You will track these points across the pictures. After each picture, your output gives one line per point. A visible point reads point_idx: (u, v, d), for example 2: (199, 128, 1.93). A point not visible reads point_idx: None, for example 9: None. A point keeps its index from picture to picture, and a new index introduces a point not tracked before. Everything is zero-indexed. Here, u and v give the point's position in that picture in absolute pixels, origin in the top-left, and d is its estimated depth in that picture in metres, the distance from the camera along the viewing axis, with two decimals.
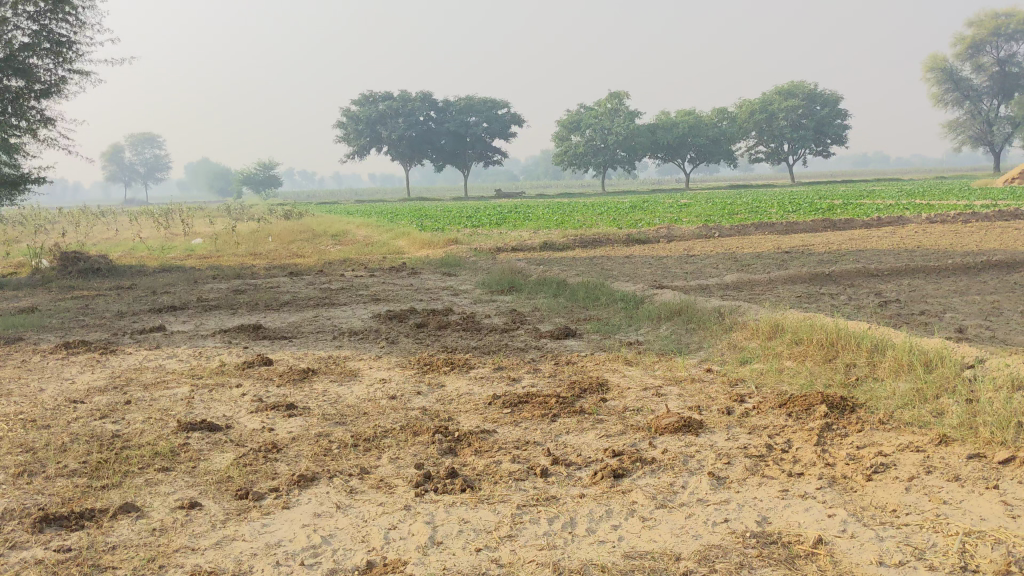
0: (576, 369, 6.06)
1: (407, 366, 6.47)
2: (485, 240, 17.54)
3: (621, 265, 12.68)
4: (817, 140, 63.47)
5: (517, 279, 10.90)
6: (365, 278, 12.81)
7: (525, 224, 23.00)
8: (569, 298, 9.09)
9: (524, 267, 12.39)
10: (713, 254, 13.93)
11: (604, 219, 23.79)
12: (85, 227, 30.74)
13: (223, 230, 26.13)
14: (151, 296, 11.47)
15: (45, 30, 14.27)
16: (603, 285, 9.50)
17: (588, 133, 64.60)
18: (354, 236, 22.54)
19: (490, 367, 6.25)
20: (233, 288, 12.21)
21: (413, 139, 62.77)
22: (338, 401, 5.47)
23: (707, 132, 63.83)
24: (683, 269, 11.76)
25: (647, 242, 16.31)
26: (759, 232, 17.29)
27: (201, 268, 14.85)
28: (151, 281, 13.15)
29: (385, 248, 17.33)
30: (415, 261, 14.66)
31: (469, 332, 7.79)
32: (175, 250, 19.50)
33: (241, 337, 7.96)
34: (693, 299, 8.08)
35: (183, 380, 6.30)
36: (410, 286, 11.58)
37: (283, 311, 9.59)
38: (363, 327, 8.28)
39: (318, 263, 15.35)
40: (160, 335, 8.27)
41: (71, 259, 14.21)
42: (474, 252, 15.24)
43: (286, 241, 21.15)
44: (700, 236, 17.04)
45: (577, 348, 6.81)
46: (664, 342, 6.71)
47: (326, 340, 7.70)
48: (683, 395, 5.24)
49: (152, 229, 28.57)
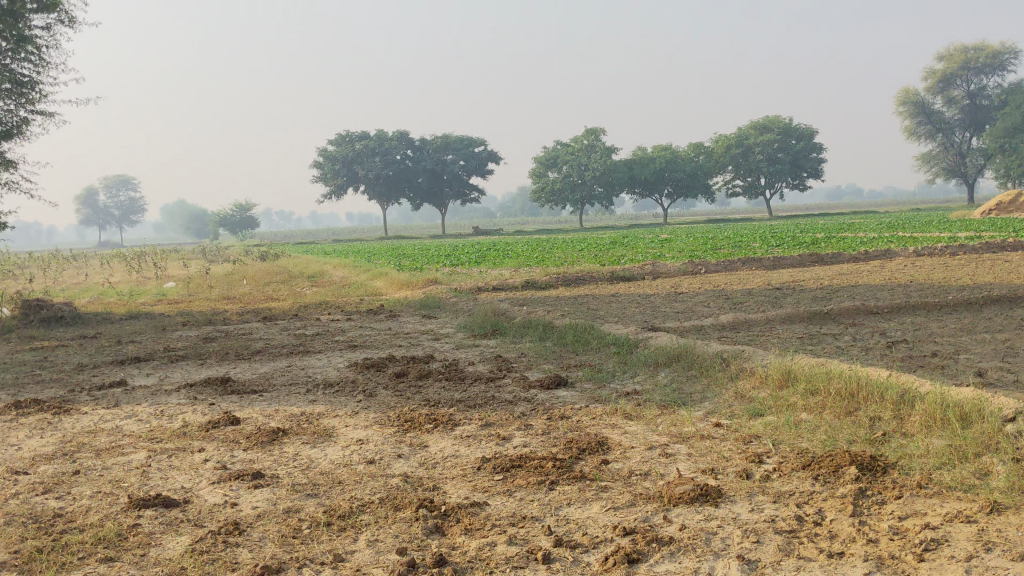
0: (572, 425, 5.54)
1: (386, 423, 5.92)
2: (466, 280, 17.06)
3: (608, 305, 12.21)
4: (793, 173, 63.65)
5: (500, 321, 10.39)
6: (342, 322, 12.27)
7: (505, 262, 22.56)
8: (558, 341, 8.59)
9: (507, 308, 11.89)
10: (701, 291, 13.50)
11: (586, 256, 23.39)
12: (54, 271, 30.08)
13: (196, 272, 25.53)
14: (116, 346, 10.89)
15: (5, 69, 13.77)
16: (592, 328, 9.00)
17: (565, 169, 64.52)
18: (331, 276, 22.01)
19: (477, 423, 5.71)
20: (203, 335, 11.63)
21: (390, 178, 62.39)
22: (310, 467, 4.92)
23: (684, 167, 63.89)
24: (673, 309, 11.30)
25: (632, 280, 15.88)
26: (745, 268, 16.90)
27: (170, 314, 14.28)
28: (118, 329, 12.55)
29: (362, 290, 16.80)
30: (394, 303, 14.14)
31: (453, 382, 7.25)
32: (146, 295, 18.90)
33: (207, 391, 7.38)
34: (690, 342, 7.59)
35: (140, 444, 5.73)
36: (388, 330, 11.03)
37: (254, 361, 9.01)
38: (339, 378, 7.71)
39: (293, 306, 14.80)
40: (120, 392, 7.66)
41: (33, 306, 13.59)
42: (455, 292, 14.74)
43: (261, 284, 20.59)
44: (685, 273, 16.63)
45: (571, 400, 6.27)
46: (665, 392, 6.20)
47: (299, 394, 7.12)
48: (693, 456, 4.73)
49: (124, 273, 27.91)
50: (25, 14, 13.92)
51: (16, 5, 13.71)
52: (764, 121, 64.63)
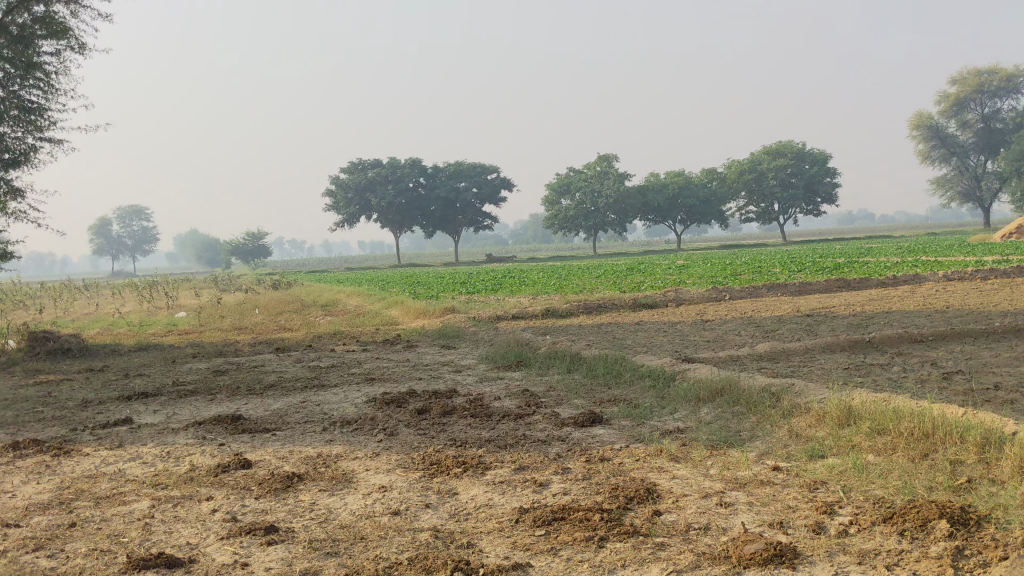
0: (615, 470, 5.06)
1: (410, 466, 5.45)
2: (484, 308, 16.63)
3: (634, 334, 11.74)
4: (808, 198, 63.17)
5: (524, 351, 9.93)
6: (357, 353, 11.83)
7: (523, 289, 22.10)
8: (588, 374, 8.12)
9: (530, 337, 11.43)
10: (729, 319, 13.03)
11: (605, 283, 22.95)
12: (66, 300, 29.81)
13: (208, 302, 25.16)
14: (123, 380, 10.47)
15: (13, 96, 13.46)
16: (622, 358, 8.53)
17: (578, 196, 64.22)
18: (345, 305, 21.62)
19: (510, 467, 5.23)
20: (214, 368, 11.20)
21: (403, 206, 62.16)
22: (329, 519, 4.45)
23: (698, 192, 63.51)
24: (704, 338, 10.83)
25: (656, 307, 15.41)
26: (771, 294, 16.40)
27: (181, 345, 13.87)
28: (126, 362, 12.13)
29: (378, 319, 16.38)
30: (410, 332, 13.69)
31: (480, 420, 6.77)
32: (157, 326, 18.53)
33: (217, 430, 6.92)
34: (732, 374, 7.12)
35: (143, 491, 5.27)
36: (407, 362, 10.57)
37: (267, 396, 8.54)
38: (357, 415, 7.24)
39: (307, 336, 14.38)
40: (125, 431, 7.21)
41: (39, 338, 13.20)
42: (474, 321, 14.29)
43: (274, 313, 20.20)
44: (710, 299, 16.15)
45: (609, 440, 5.79)
46: (712, 432, 5.71)
47: (314, 433, 6.65)
48: (755, 507, 4.25)
49: (136, 304, 27.59)
50: (34, 40, 13.61)
51: (25, 31, 13.42)
52: (777, 146, 64.27)
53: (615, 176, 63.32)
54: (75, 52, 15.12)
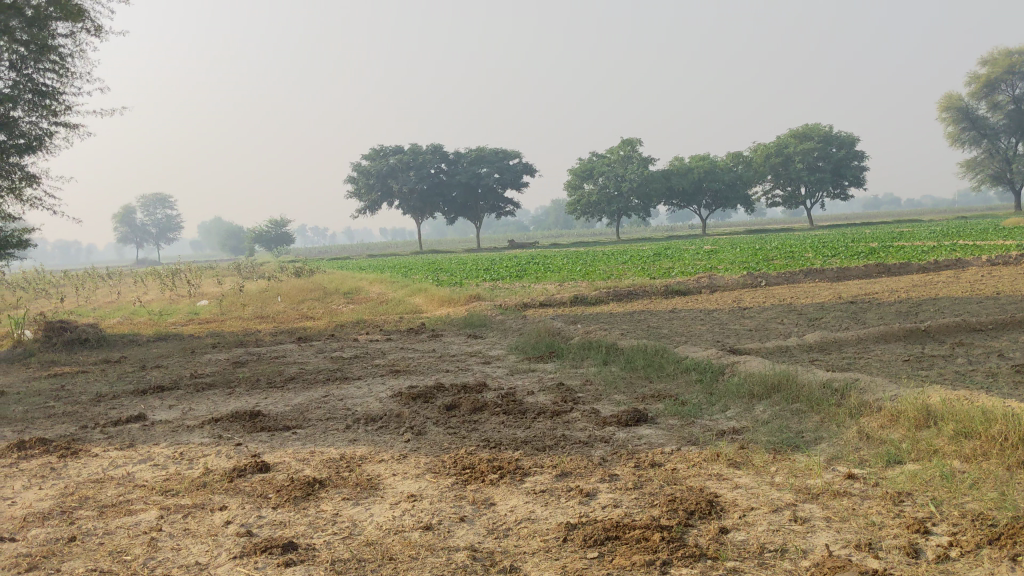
0: (668, 477, 4.57)
1: (441, 470, 4.98)
2: (510, 295, 16.14)
3: (670, 323, 11.21)
4: (835, 182, 62.15)
5: (556, 341, 9.44)
6: (381, 343, 11.39)
7: (549, 276, 21.61)
8: (627, 366, 7.62)
9: (561, 326, 10.94)
10: (768, 306, 12.49)
11: (633, 269, 22.42)
12: (88, 289, 29.58)
13: (230, 289, 24.80)
14: (139, 372, 10.06)
15: (28, 80, 13.08)
16: (663, 350, 8.03)
17: (601, 180, 63.53)
18: (367, 293, 21.16)
19: (551, 473, 4.75)
20: (234, 359, 10.79)
21: (425, 192, 61.69)
22: (354, 535, 3.99)
23: (723, 176, 62.61)
24: (745, 327, 10.31)
25: (689, 294, 14.87)
26: (808, 281, 15.81)
27: (200, 334, 13.47)
28: (144, 353, 11.74)
29: (401, 307, 15.94)
30: (436, 321, 13.24)
31: (514, 417, 6.29)
32: (178, 315, 18.19)
33: (234, 428, 6.48)
34: (787, 367, 6.61)
35: (151, 498, 4.83)
36: (433, 352, 10.11)
37: (287, 390, 8.10)
38: (383, 411, 6.78)
39: (330, 325, 13.95)
40: (137, 429, 6.78)
41: (56, 328, 12.84)
42: (502, 310, 13.81)
43: (295, 301, 19.79)
44: (745, 286, 15.58)
45: (658, 442, 5.30)
46: (772, 435, 5.22)
47: (336, 432, 6.19)
48: (835, 524, 3.77)
49: (157, 292, 27.30)
50: (48, 22, 13.21)
51: (40, 13, 13.02)
52: (804, 129, 63.25)
53: (639, 160, 62.58)
54: (91, 35, 14.73)
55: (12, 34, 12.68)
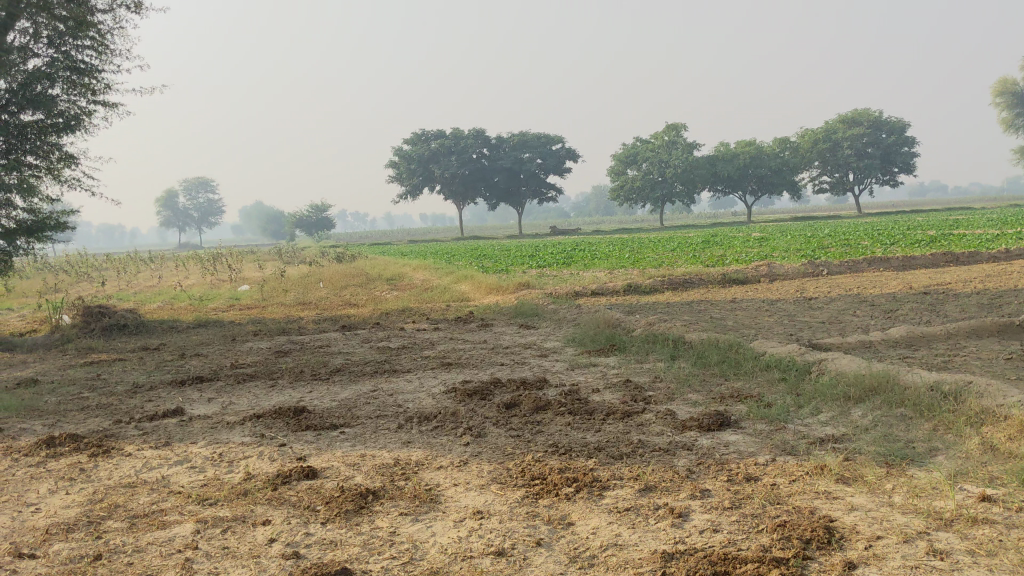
0: (770, 497, 4.00)
1: (507, 481, 4.45)
2: (560, 283, 15.59)
3: (735, 314, 10.59)
4: (885, 168, 60.77)
5: (617, 334, 8.89)
6: (429, 333, 10.90)
7: (597, 263, 21.01)
8: (698, 363, 7.05)
9: (619, 317, 10.38)
10: (836, 298, 11.81)
11: (683, 256, 21.75)
12: (130, 272, 29.51)
13: (271, 275, 24.50)
14: (178, 361, 9.68)
15: (66, 58, 12.76)
16: (737, 344, 7.44)
17: (645, 166, 62.65)
18: (411, 280, 20.74)
19: (633, 488, 4.20)
20: (276, 348, 10.36)
21: (466, 177, 61.25)
22: (414, 562, 3.46)
23: (769, 162, 61.42)
24: (817, 320, 9.66)
25: (747, 284, 14.21)
26: (872, 270, 15.07)
27: (241, 321, 13.10)
28: (184, 340, 11.36)
29: (447, 294, 15.46)
30: (485, 310, 12.74)
31: (581, 418, 5.75)
32: (220, 300, 17.89)
33: (277, 426, 6.00)
34: (882, 366, 6.00)
35: (187, 509, 4.35)
36: (484, 343, 9.60)
37: (333, 383, 7.62)
38: (437, 409, 6.27)
39: (374, 313, 13.48)
40: (173, 425, 6.33)
41: (94, 314, 12.52)
42: (553, 298, 13.25)
43: (338, 287, 19.39)
44: (806, 275, 14.88)
45: (748, 451, 4.73)
46: (881, 445, 4.62)
47: (387, 432, 5.68)
48: (983, 560, 3.18)
49: (198, 276, 27.10)
50: None
51: None
52: (853, 115, 61.86)
53: (683, 145, 61.62)
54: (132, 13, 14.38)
55: (51, 10, 12.35)
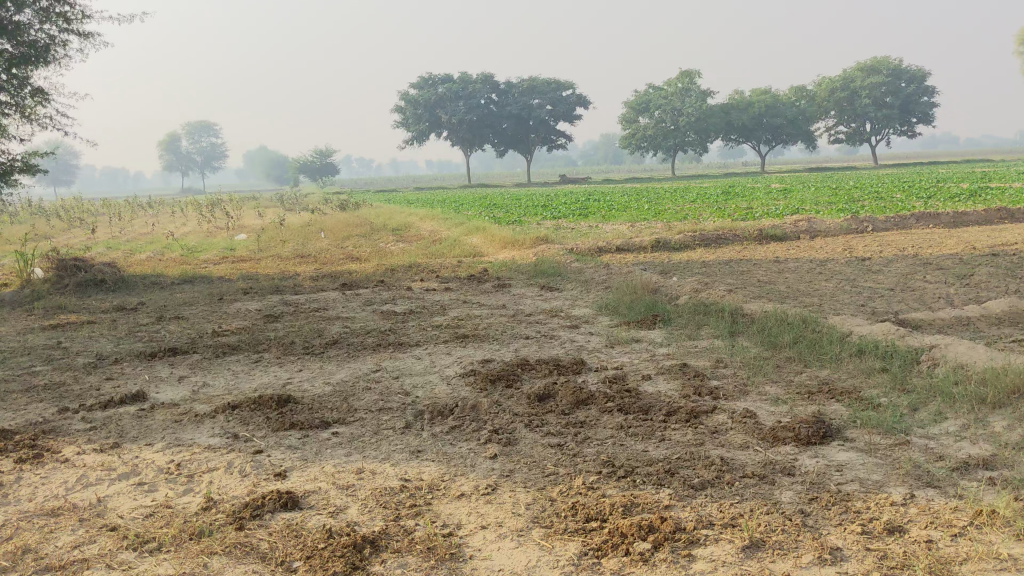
0: (935, 565, 2.81)
1: (553, 523, 3.27)
2: (582, 237, 14.32)
3: (786, 278, 9.35)
4: (903, 118, 58.95)
5: (659, 302, 7.66)
6: (440, 295, 9.68)
7: (617, 215, 19.70)
8: (768, 345, 5.85)
9: (657, 279, 9.14)
10: (895, 259, 10.56)
11: (709, 209, 20.42)
12: (126, 220, 28.27)
13: (270, 223, 23.23)
14: (154, 326, 8.49)
15: None
16: (811, 320, 6.20)
17: (657, 114, 60.86)
18: (417, 230, 19.50)
19: (732, 545, 3.01)
20: (267, 311, 9.16)
21: (474, 123, 59.58)
22: None
23: (786, 111, 59.53)
24: (884, 287, 8.44)
25: (788, 242, 12.94)
26: (921, 228, 13.77)
27: (231, 277, 11.88)
28: (166, 300, 10.16)
29: (458, 248, 14.21)
30: (500, 268, 11.51)
31: (636, 420, 4.55)
32: (213, 252, 16.68)
33: (256, 424, 4.82)
34: (1012, 357, 4.77)
35: (117, 560, 3.18)
36: (503, 309, 8.38)
37: (328, 360, 6.42)
38: (453, 401, 5.07)
39: (378, 269, 12.26)
40: (130, 416, 5.16)
41: (69, 268, 11.32)
42: (575, 256, 12.00)
43: (341, 238, 18.15)
44: (851, 233, 13.62)
45: (873, 482, 3.54)
46: None
47: (391, 436, 4.50)
48: None
49: (195, 225, 25.84)
50: None
51: None
52: (873, 63, 59.85)
53: (697, 93, 59.72)
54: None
55: None
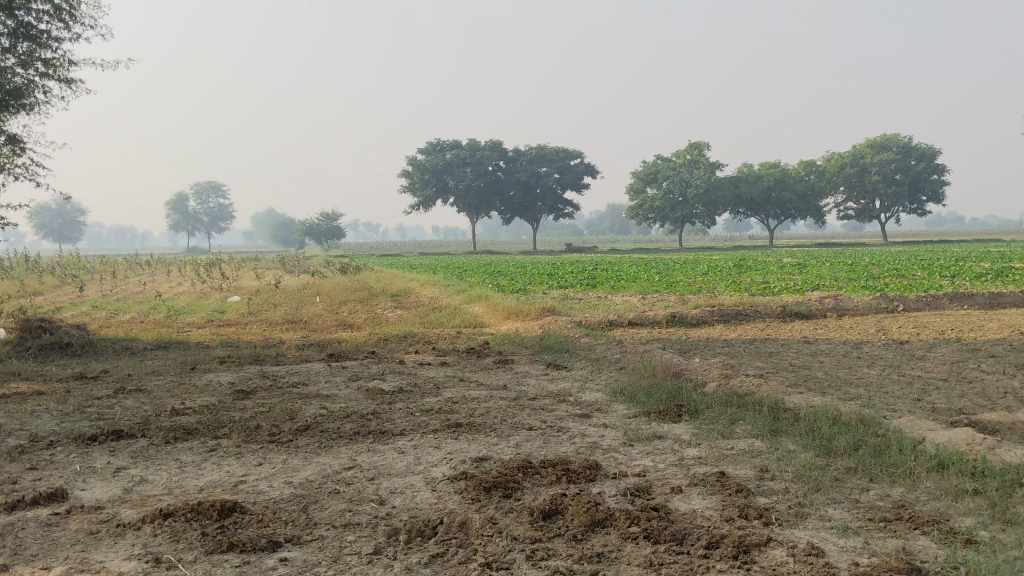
0: None
1: None
2: (590, 309, 13.44)
3: (821, 363, 8.38)
4: (913, 197, 58.37)
5: (683, 388, 6.68)
6: (435, 370, 8.72)
7: (628, 285, 18.83)
8: (822, 451, 4.86)
9: (677, 359, 8.17)
10: (937, 343, 9.61)
11: (723, 282, 19.58)
12: (120, 278, 27.48)
13: (267, 285, 22.35)
14: (110, 400, 7.52)
15: (14, 22, 10.73)
16: (868, 418, 5.20)
17: (665, 185, 60.33)
18: (417, 296, 18.64)
19: None
20: (242, 384, 8.18)
21: (481, 190, 59.17)
22: None
23: (795, 186, 59.02)
24: (935, 376, 7.46)
25: (813, 320, 12.02)
26: (956, 309, 12.83)
27: (211, 343, 10.95)
28: (132, 368, 9.20)
29: (457, 317, 13.30)
30: (503, 340, 10.58)
31: (668, 553, 3.55)
32: (199, 313, 15.80)
33: (189, 543, 3.82)
34: None
35: None
36: (504, 391, 7.40)
37: (294, 452, 5.43)
38: (439, 516, 4.07)
39: (370, 338, 11.32)
40: (39, 524, 4.16)
41: (33, 329, 10.41)
42: (584, 329, 11.07)
43: (337, 303, 17.29)
44: (880, 312, 12.70)
45: None
46: None
47: (356, 567, 3.50)
48: None
49: (190, 284, 25.03)
50: None
51: None
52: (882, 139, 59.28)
53: (706, 165, 59.33)
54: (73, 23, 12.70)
55: None
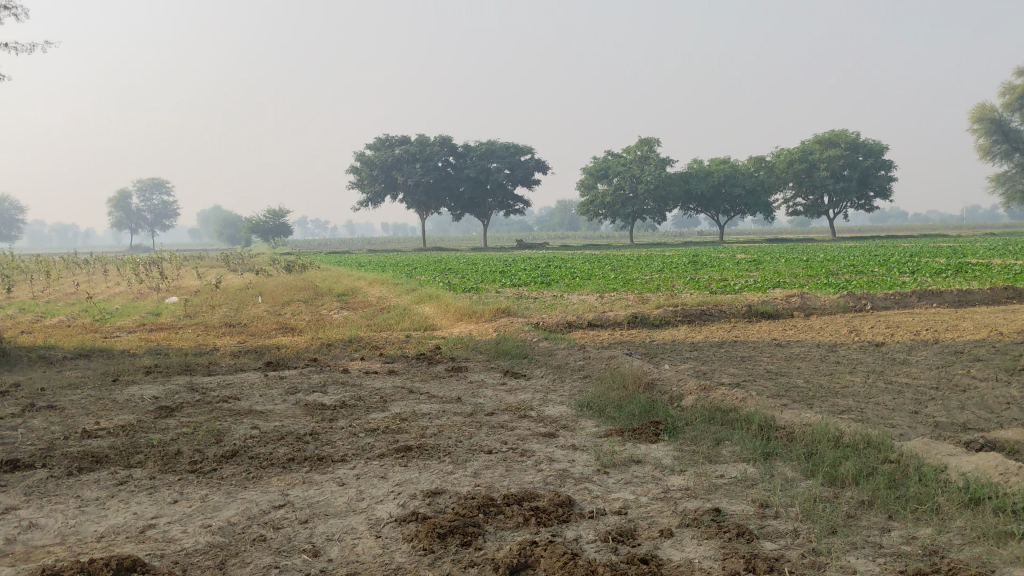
0: None
1: None
2: (547, 309, 12.75)
3: (800, 368, 7.79)
4: (860, 192, 58.28)
5: (657, 402, 6.03)
6: (381, 379, 7.97)
7: (583, 283, 18.17)
8: (828, 479, 4.22)
9: (647, 366, 7.53)
10: (915, 345, 9.07)
11: (679, 279, 19.02)
12: (53, 278, 26.22)
13: (206, 285, 21.37)
14: (15, 419, 6.67)
15: None
16: (874, 439, 4.57)
17: (616, 181, 59.82)
18: (365, 296, 17.82)
19: None
20: (166, 398, 7.36)
21: (430, 186, 58.25)
22: None
23: (744, 182, 58.99)
24: (925, 384, 6.89)
25: (780, 321, 11.47)
26: (926, 307, 12.35)
27: (140, 350, 10.08)
28: (48, 380, 8.32)
29: (406, 318, 12.54)
30: (457, 344, 9.86)
31: None
32: (133, 316, 14.84)
33: None
34: None
35: None
36: (457, 404, 6.68)
37: (216, 485, 4.66)
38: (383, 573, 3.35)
39: (313, 343, 10.53)
40: None
41: None
42: (542, 332, 10.38)
43: (281, 304, 16.43)
44: (849, 311, 12.19)
45: None
46: None
47: None
48: None
49: (126, 284, 23.90)
50: None
51: None
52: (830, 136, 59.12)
53: (656, 162, 58.93)
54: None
55: None
